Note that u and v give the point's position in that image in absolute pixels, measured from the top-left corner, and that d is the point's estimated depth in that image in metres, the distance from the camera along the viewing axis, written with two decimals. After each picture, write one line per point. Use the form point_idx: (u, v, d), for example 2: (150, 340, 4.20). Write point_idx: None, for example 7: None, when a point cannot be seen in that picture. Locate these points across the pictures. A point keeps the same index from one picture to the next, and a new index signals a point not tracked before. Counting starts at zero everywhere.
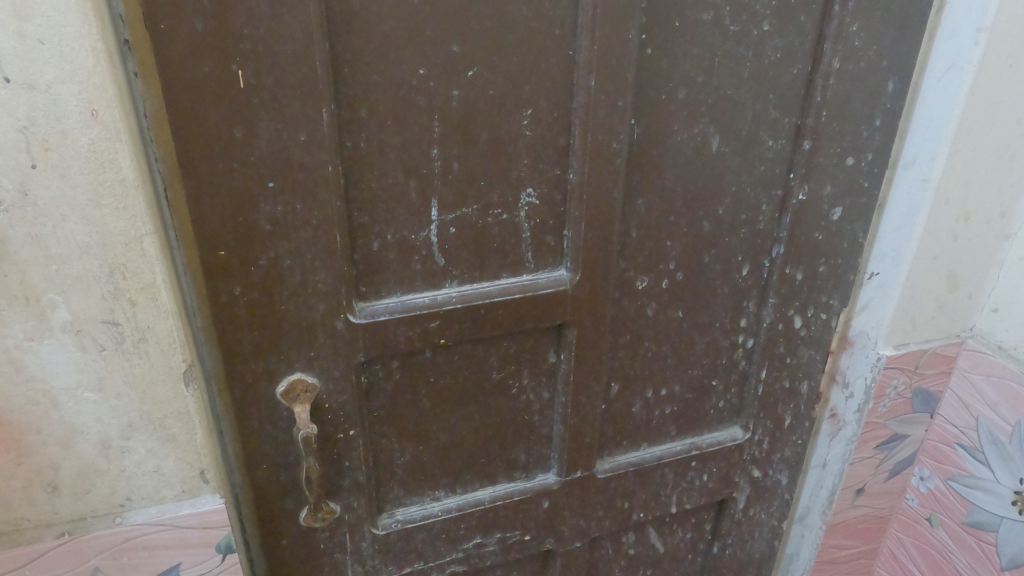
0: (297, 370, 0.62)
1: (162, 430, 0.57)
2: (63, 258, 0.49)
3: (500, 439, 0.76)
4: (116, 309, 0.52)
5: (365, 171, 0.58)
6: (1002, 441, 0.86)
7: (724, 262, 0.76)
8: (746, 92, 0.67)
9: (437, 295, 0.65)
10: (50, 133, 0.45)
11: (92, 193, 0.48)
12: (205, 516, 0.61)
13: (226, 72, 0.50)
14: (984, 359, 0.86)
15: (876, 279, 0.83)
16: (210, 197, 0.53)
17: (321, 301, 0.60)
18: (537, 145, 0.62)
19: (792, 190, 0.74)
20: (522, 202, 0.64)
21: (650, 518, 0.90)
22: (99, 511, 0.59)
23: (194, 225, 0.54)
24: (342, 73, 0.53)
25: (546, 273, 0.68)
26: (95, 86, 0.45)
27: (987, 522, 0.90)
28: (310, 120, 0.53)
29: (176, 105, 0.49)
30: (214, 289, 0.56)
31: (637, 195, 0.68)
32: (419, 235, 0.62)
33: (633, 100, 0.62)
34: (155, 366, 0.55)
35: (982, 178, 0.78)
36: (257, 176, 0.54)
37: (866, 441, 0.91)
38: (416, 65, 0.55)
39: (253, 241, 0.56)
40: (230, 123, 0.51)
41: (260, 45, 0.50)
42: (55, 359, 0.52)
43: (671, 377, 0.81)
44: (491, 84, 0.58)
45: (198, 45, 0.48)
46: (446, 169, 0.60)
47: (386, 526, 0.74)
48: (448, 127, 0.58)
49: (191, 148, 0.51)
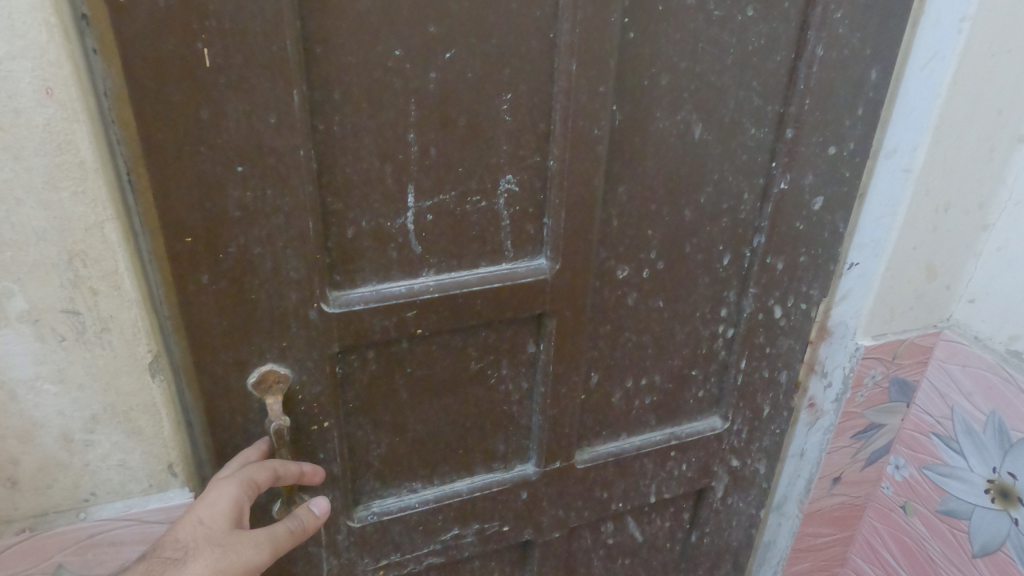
0: (269, 361, 0.60)
1: (128, 423, 0.56)
2: (18, 245, 0.47)
3: (478, 430, 0.75)
4: (77, 298, 0.50)
5: (339, 155, 0.56)
6: (976, 430, 0.87)
7: (705, 252, 0.75)
8: (730, 79, 0.66)
9: (414, 285, 0.63)
10: (2, 113, 0.43)
11: (49, 175, 0.46)
12: (173, 511, 0.60)
13: (189, 50, 0.47)
14: (960, 350, 0.87)
15: (855, 270, 0.83)
16: (176, 180, 0.50)
17: (294, 290, 0.58)
18: (516, 132, 0.60)
19: (774, 178, 0.74)
20: (501, 189, 0.62)
21: (628, 509, 0.90)
22: (62, 506, 0.57)
23: (159, 210, 0.51)
24: (314, 53, 0.51)
25: (525, 263, 0.67)
26: (49, 63, 0.44)
27: (960, 510, 0.91)
28: (280, 103, 0.51)
29: (138, 82, 0.46)
30: (182, 278, 0.54)
31: (618, 182, 0.66)
32: (395, 223, 0.60)
33: (615, 85, 0.61)
34: (119, 356, 0.53)
35: (963, 168, 0.78)
36: (225, 160, 0.51)
37: (843, 430, 0.92)
38: (392, 47, 0.53)
39: (222, 229, 0.53)
40: (196, 104, 0.49)
41: (226, 22, 0.47)
42: (12, 349, 0.50)
43: (651, 366, 0.80)
44: (470, 65, 0.56)
45: (157, 21, 0.45)
46: (424, 155, 0.58)
47: (362, 518, 0.73)
48: (426, 112, 0.57)
49: (155, 129, 0.48)
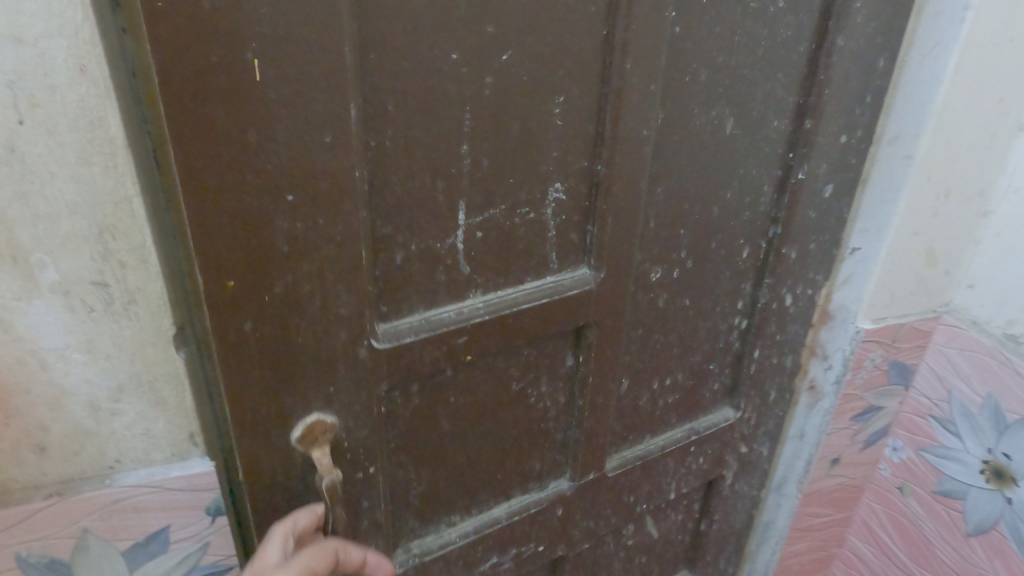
0: (314, 412, 0.59)
1: (152, 393, 0.58)
2: (50, 217, 0.49)
3: (517, 451, 0.76)
4: (106, 270, 0.52)
5: (389, 173, 0.53)
6: (972, 413, 0.89)
7: (728, 247, 0.77)
8: (758, 73, 0.68)
9: (462, 309, 0.63)
10: (38, 89, 0.45)
11: (81, 150, 0.48)
12: (193, 479, 0.62)
13: (238, 63, 0.43)
14: (959, 334, 0.89)
15: (857, 254, 0.84)
16: (220, 215, 0.47)
17: (342, 327, 0.56)
18: (568, 135, 0.60)
19: (792, 168, 0.75)
20: (550, 198, 0.63)
21: (645, 505, 0.92)
22: (88, 473, 0.59)
23: (201, 251, 0.47)
24: (369, 59, 0.49)
25: (569, 274, 0.68)
26: (84, 41, 0.45)
27: (956, 490, 0.94)
28: (335, 120, 0.48)
29: (179, 104, 0.42)
30: (224, 322, 0.51)
31: (657, 181, 0.67)
32: (444, 245, 0.59)
33: (660, 84, 0.62)
34: (145, 328, 0.55)
35: (964, 154, 0.79)
36: (277, 187, 0.48)
37: (843, 412, 0.94)
38: (450, 50, 0.51)
39: (267, 264, 0.50)
40: (242, 125, 0.45)
41: (279, 29, 0.43)
42: (43, 319, 0.52)
43: (675, 365, 0.82)
44: (524, 69, 0.55)
45: (201, 30, 0.41)
46: (476, 166, 0.57)
47: (402, 562, 0.72)
48: (478, 118, 0.55)
49: (199, 159, 0.45)
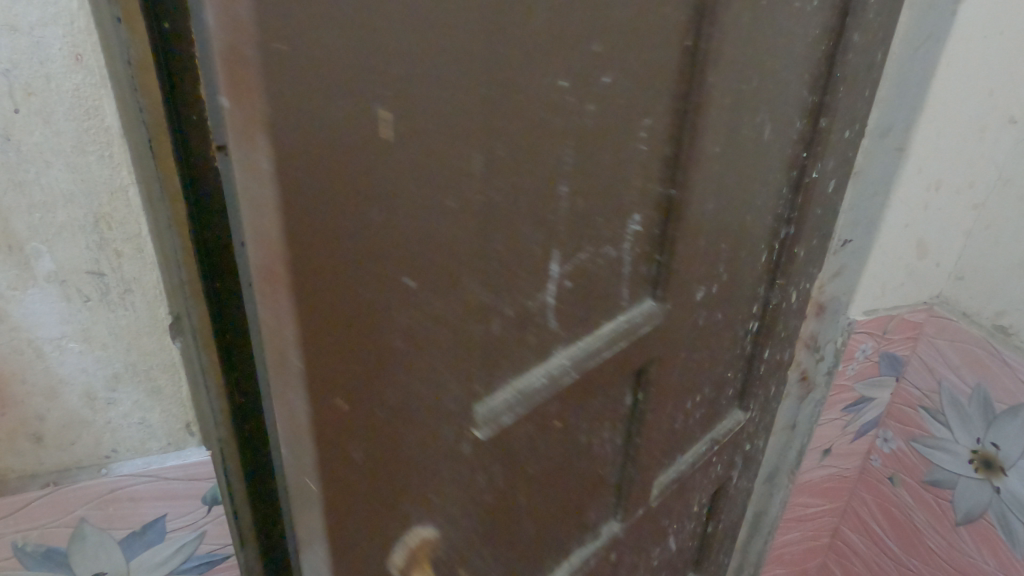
0: (414, 528, 0.53)
1: (148, 382, 0.58)
2: (46, 206, 0.49)
3: (577, 509, 0.71)
4: (102, 260, 0.52)
5: (500, 229, 0.46)
6: (962, 403, 0.92)
7: (750, 253, 0.72)
8: (790, 73, 0.62)
9: (552, 371, 0.57)
10: (33, 78, 0.45)
11: (77, 139, 0.48)
12: (190, 469, 0.62)
13: (364, 122, 0.35)
14: (948, 325, 0.91)
15: (849, 247, 0.82)
16: (339, 310, 0.39)
17: (444, 415, 0.50)
18: (649, 163, 0.55)
19: (806, 169, 0.71)
20: (628, 231, 0.57)
21: (675, 525, 0.90)
22: (84, 462, 0.59)
23: (317, 355, 0.40)
24: (491, 100, 0.41)
25: (638, 309, 0.63)
26: (80, 30, 0.45)
27: (946, 479, 0.96)
28: (455, 173, 0.41)
29: (306, 189, 0.34)
30: (338, 431, 0.43)
31: (712, 197, 0.62)
32: (536, 299, 0.52)
33: (719, 98, 0.56)
34: (141, 317, 0.55)
35: (954, 147, 0.80)
36: (389, 269, 0.40)
37: (834, 403, 0.95)
38: (558, 74, 0.44)
39: (384, 357, 0.43)
40: (361, 203, 0.37)
41: (396, 67, 0.35)
42: (40, 308, 0.52)
43: (704, 379, 0.78)
44: (622, 92, 0.49)
45: (323, 84, 0.33)
46: (572, 206, 0.50)
47: None
48: (579, 154, 0.49)
49: (324, 250, 0.37)
